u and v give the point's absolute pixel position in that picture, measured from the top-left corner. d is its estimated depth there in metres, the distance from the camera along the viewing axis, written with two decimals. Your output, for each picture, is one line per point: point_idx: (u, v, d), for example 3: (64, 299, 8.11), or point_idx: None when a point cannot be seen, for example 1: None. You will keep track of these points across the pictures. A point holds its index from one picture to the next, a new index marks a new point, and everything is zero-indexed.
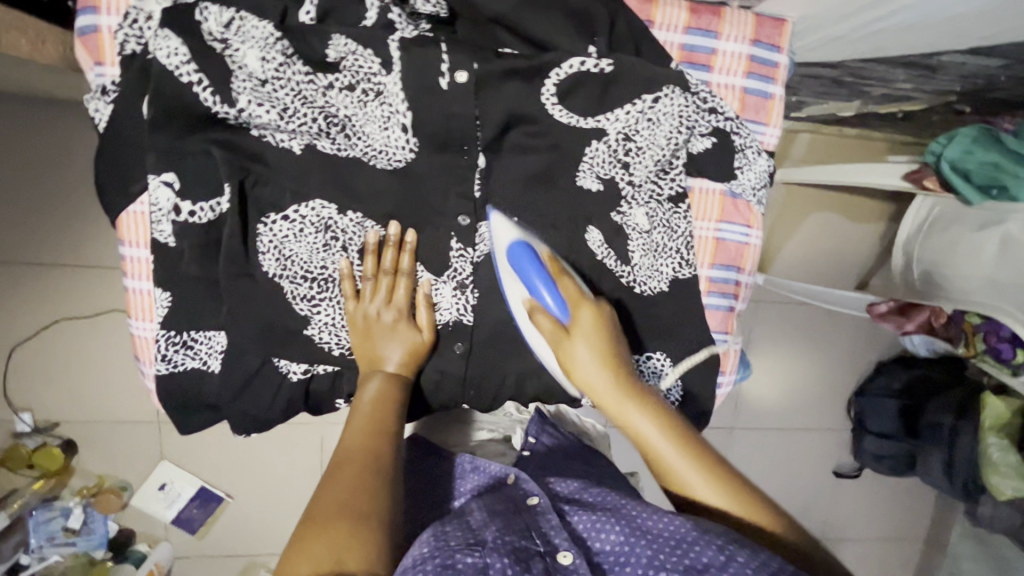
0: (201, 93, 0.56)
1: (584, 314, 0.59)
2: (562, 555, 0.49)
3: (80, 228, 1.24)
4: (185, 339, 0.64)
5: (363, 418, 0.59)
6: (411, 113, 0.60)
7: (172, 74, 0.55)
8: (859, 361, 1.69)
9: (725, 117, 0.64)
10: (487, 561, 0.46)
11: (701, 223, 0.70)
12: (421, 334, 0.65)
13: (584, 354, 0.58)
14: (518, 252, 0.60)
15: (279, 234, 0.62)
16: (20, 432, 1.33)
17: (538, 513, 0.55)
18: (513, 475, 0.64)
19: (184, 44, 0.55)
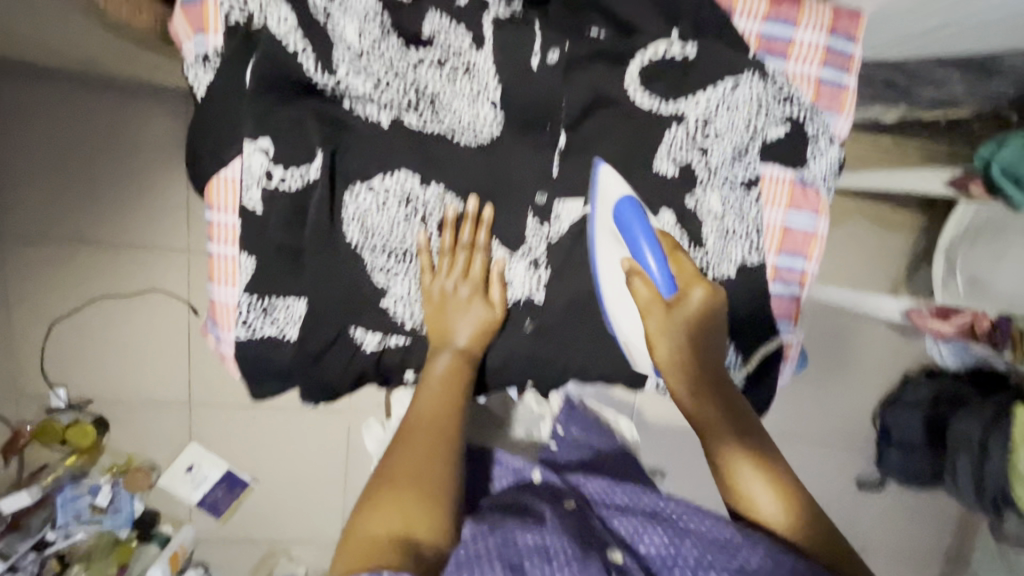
0: (303, 60, 0.57)
1: (694, 293, 0.59)
2: (613, 551, 0.49)
3: (135, 209, 1.35)
4: (265, 305, 0.65)
5: (435, 397, 0.59)
6: (501, 89, 0.61)
7: (279, 41, 0.57)
8: (885, 371, 1.69)
9: (800, 105, 0.66)
10: (548, 544, 0.47)
11: (770, 210, 0.70)
12: (491, 313, 0.66)
13: (681, 325, 0.59)
14: (628, 208, 0.60)
15: (362, 205, 0.62)
16: (55, 408, 1.41)
17: (579, 513, 0.55)
18: (542, 476, 0.65)
19: (294, 14, 0.57)
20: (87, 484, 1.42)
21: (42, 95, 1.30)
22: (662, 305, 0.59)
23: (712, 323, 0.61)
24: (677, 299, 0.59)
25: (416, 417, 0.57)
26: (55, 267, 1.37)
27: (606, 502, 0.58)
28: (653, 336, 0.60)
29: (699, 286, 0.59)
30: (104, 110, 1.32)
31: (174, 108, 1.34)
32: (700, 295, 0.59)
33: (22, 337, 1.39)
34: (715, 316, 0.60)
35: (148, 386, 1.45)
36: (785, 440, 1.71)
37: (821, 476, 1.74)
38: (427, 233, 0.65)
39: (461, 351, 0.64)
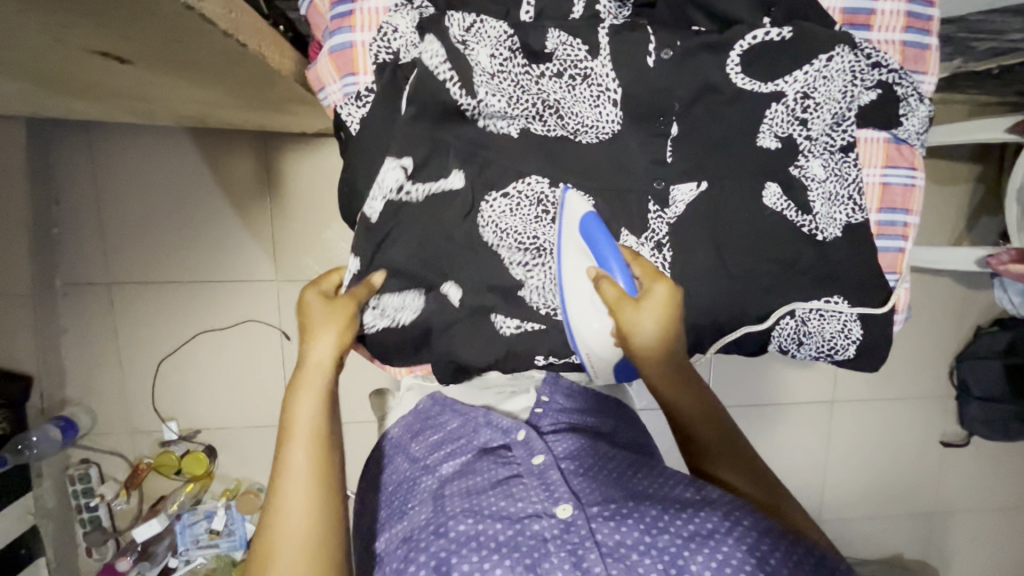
0: (451, 89, 0.66)
1: (658, 288, 0.66)
2: (563, 510, 0.67)
3: (225, 249, 1.46)
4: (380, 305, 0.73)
5: (307, 448, 0.60)
6: (621, 88, 0.68)
7: (433, 73, 0.65)
8: (957, 325, 1.69)
9: (889, 69, 0.70)
10: (484, 528, 0.66)
11: (867, 170, 0.76)
12: (339, 331, 0.66)
13: (649, 321, 0.65)
14: (593, 224, 0.67)
15: (498, 210, 0.71)
16: (168, 439, 1.52)
17: (544, 471, 0.73)
18: (523, 432, 0.78)
19: (441, 46, 0.65)
20: (202, 511, 1.49)
21: (133, 151, 1.41)
22: (631, 301, 0.64)
23: (676, 313, 0.66)
24: (642, 296, 0.65)
25: (297, 468, 0.59)
26: (157, 309, 1.48)
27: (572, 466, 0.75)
28: (627, 332, 0.66)
29: (661, 283, 0.66)
30: (188, 157, 1.42)
31: (250, 146, 1.42)
32: (663, 291, 0.65)
33: (133, 377, 1.50)
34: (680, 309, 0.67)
35: (248, 413, 1.54)
36: (859, 403, 1.73)
37: (899, 436, 1.76)
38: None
39: (317, 375, 0.63)
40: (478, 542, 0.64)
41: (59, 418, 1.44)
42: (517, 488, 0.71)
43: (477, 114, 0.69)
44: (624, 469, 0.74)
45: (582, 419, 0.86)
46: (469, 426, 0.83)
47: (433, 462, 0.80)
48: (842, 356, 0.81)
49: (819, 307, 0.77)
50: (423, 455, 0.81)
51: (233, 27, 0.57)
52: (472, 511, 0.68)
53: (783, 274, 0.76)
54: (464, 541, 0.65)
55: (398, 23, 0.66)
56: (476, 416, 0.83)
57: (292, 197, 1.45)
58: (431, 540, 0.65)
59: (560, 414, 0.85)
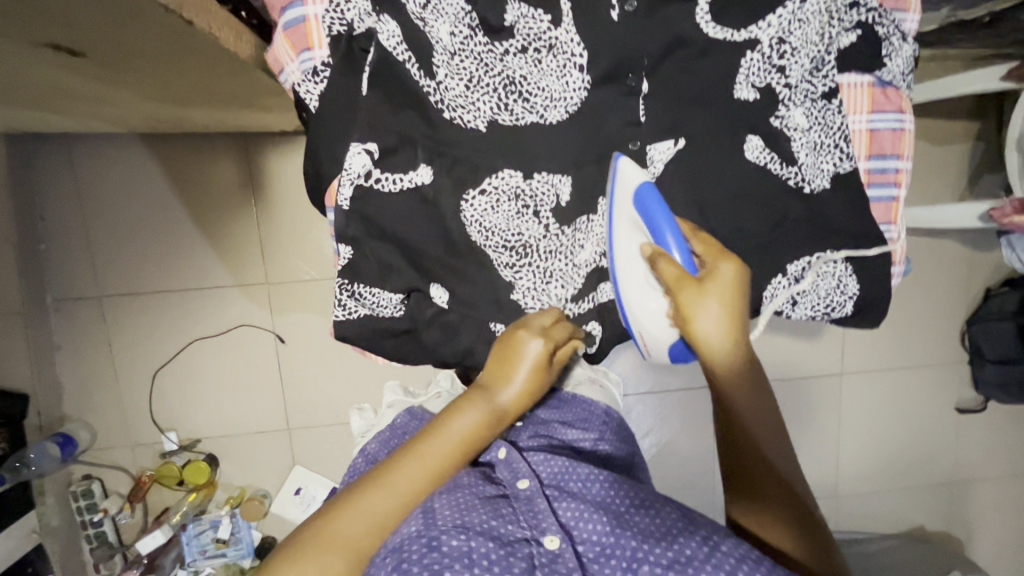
0: (409, 69, 0.64)
1: (725, 268, 0.62)
2: (550, 540, 0.59)
3: (213, 255, 1.45)
4: (355, 290, 0.72)
5: (449, 450, 0.64)
6: (586, 53, 0.65)
7: (392, 55, 0.64)
8: (966, 288, 1.64)
9: (868, 9, 0.67)
10: (471, 545, 0.56)
11: (854, 117, 0.73)
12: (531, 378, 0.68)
13: (710, 306, 0.61)
14: (649, 194, 0.63)
15: (479, 209, 0.70)
16: (169, 450, 1.51)
17: (527, 499, 0.63)
18: (504, 449, 0.70)
19: (398, 26, 0.63)
20: (207, 520, 1.48)
21: (114, 162, 1.40)
22: (694, 282, 0.61)
23: (744, 306, 0.62)
24: (706, 276, 0.61)
25: (426, 458, 0.63)
26: (149, 319, 1.47)
27: (561, 484, 0.66)
28: (689, 317, 0.61)
29: (728, 268, 0.61)
30: (170, 165, 1.41)
31: (230, 150, 1.41)
32: (729, 273, 0.61)
33: (130, 389, 1.49)
34: (744, 299, 0.63)
35: (248, 419, 1.53)
36: (869, 374, 1.69)
37: (912, 405, 1.71)
38: (540, 223, 0.71)
39: (498, 412, 0.67)
40: (469, 563, 0.54)
41: (57, 434, 1.43)
42: (504, 510, 0.62)
43: (441, 100, 0.66)
44: (610, 485, 0.66)
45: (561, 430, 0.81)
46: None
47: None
48: (840, 314, 0.78)
49: (812, 264, 0.74)
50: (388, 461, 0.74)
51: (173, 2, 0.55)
52: (463, 528, 0.57)
53: (769, 234, 0.73)
54: (457, 557, 0.55)
55: None
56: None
57: (276, 198, 1.43)
58: (422, 553, 0.55)
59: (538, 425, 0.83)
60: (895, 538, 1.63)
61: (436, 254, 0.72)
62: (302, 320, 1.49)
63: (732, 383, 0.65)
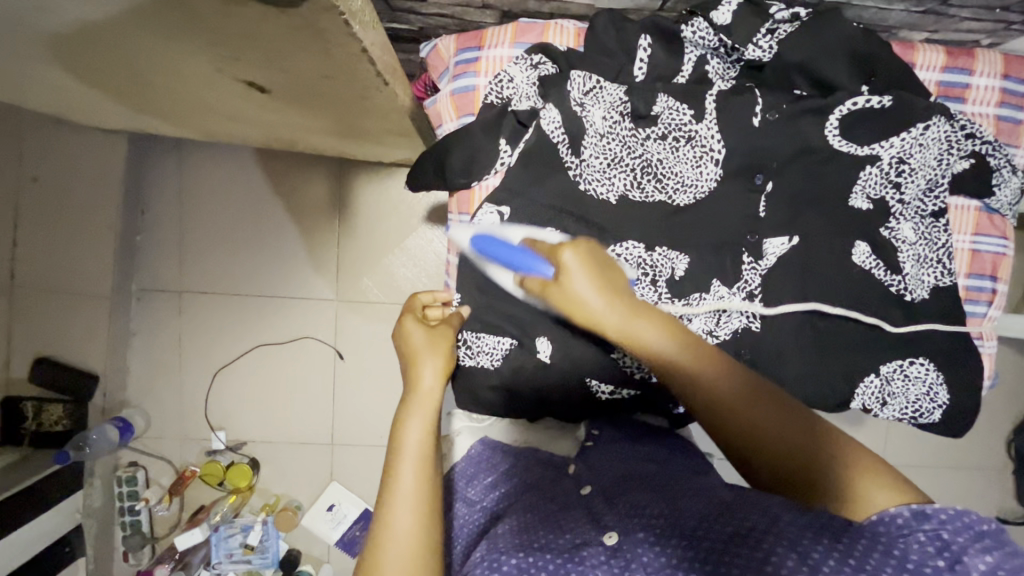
0: (560, 150, 0.71)
1: (566, 255, 0.60)
2: (608, 537, 0.60)
3: (288, 266, 1.52)
4: (465, 341, 0.79)
5: (418, 443, 0.63)
6: (724, 149, 0.71)
7: (547, 137, 0.70)
8: (1017, 395, 1.64)
9: (984, 141, 0.73)
10: (528, 561, 0.58)
11: (958, 237, 0.77)
12: (441, 351, 0.71)
13: (581, 288, 0.58)
14: (480, 240, 0.65)
15: None
16: (215, 449, 1.55)
17: (590, 508, 0.67)
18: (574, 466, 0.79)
19: (558, 113, 0.69)
20: (239, 524, 1.50)
21: (219, 170, 1.50)
22: (552, 282, 0.60)
23: (607, 269, 0.61)
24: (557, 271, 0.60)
25: (411, 440, 0.63)
26: (218, 319, 1.53)
27: (618, 495, 0.67)
28: (575, 306, 0.59)
29: (567, 249, 0.60)
30: (266, 179, 1.50)
31: (325, 172, 1.50)
32: (571, 255, 0.60)
33: (190, 384, 1.55)
34: (602, 258, 0.62)
35: (295, 429, 1.57)
36: (911, 470, 1.67)
37: (950, 507, 1.68)
38: (656, 291, 0.74)
39: (426, 395, 0.66)
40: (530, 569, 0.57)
41: (117, 418, 1.47)
42: (564, 519, 0.65)
43: (579, 173, 0.72)
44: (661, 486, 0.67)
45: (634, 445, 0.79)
46: (517, 467, 0.80)
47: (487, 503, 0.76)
48: (927, 421, 0.80)
49: (902, 367, 0.77)
50: (481, 497, 0.77)
51: (383, 67, 0.61)
52: (523, 546, 0.60)
53: (865, 334, 0.77)
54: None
55: (514, 73, 0.69)
56: (523, 454, 0.84)
57: (359, 223, 1.51)
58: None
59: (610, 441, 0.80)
60: None
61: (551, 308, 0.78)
62: (363, 339, 1.55)
63: (653, 331, 0.58)
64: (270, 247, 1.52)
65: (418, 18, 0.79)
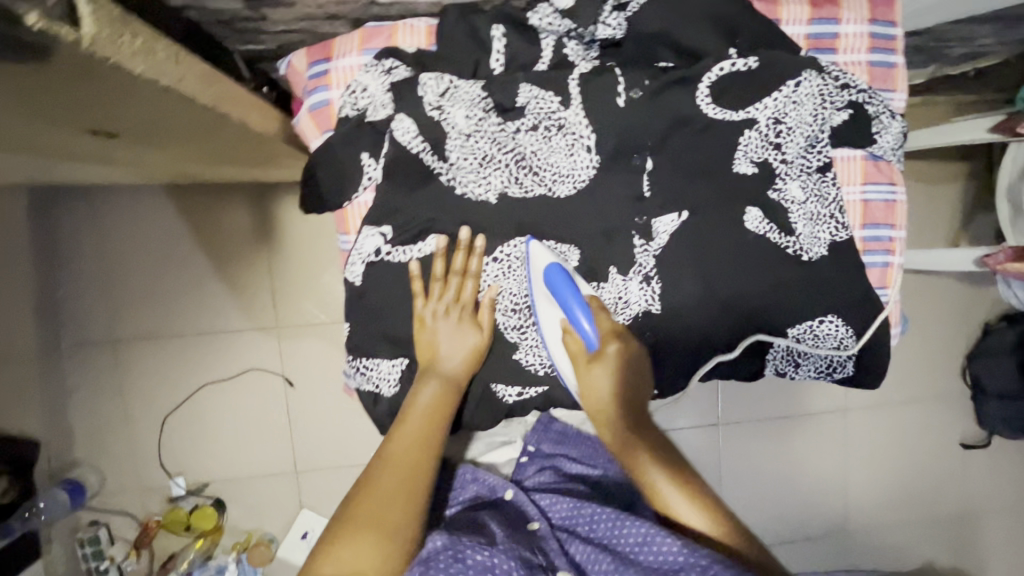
0: (424, 158, 0.68)
1: (611, 347, 0.68)
2: (561, 574, 0.66)
3: (222, 299, 1.48)
4: (360, 365, 0.73)
5: (419, 429, 0.68)
6: (594, 134, 0.69)
7: (406, 148, 0.67)
8: (964, 323, 1.68)
9: (860, 90, 0.71)
10: (494, 561, 0.62)
11: (848, 188, 0.76)
12: (472, 343, 0.72)
13: (603, 379, 0.69)
14: (557, 275, 0.67)
15: (491, 274, 0.73)
16: (176, 495, 1.51)
17: (540, 537, 0.71)
18: (508, 492, 0.83)
19: (413, 122, 0.66)
20: (214, 565, 1.49)
21: (132, 213, 1.44)
22: (585, 358, 0.69)
23: (635, 369, 0.70)
24: (597, 354, 0.68)
25: (414, 425, 0.68)
26: (157, 363, 1.49)
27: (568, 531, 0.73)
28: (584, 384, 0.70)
29: (615, 341, 0.69)
30: (182, 214, 1.45)
31: (243, 198, 1.45)
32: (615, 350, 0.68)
33: (139, 433, 1.50)
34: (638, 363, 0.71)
35: (256, 463, 1.54)
36: (874, 410, 1.70)
37: (916, 439, 1.72)
38: None
39: (447, 380, 0.71)
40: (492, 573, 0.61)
41: (67, 482, 1.43)
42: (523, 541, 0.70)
43: (452, 176, 0.70)
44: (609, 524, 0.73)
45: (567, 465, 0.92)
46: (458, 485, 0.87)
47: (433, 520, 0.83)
48: (843, 373, 0.81)
49: (813, 326, 0.77)
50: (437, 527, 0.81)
51: (212, 100, 0.57)
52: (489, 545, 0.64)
53: (771, 298, 0.76)
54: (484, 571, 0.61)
55: (367, 82, 0.66)
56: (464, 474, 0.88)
57: (288, 247, 1.47)
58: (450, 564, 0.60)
59: (544, 459, 0.94)
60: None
61: None
62: (311, 362, 1.52)
63: (607, 378, 0.69)
64: (199, 283, 1.47)
65: (266, 35, 0.75)
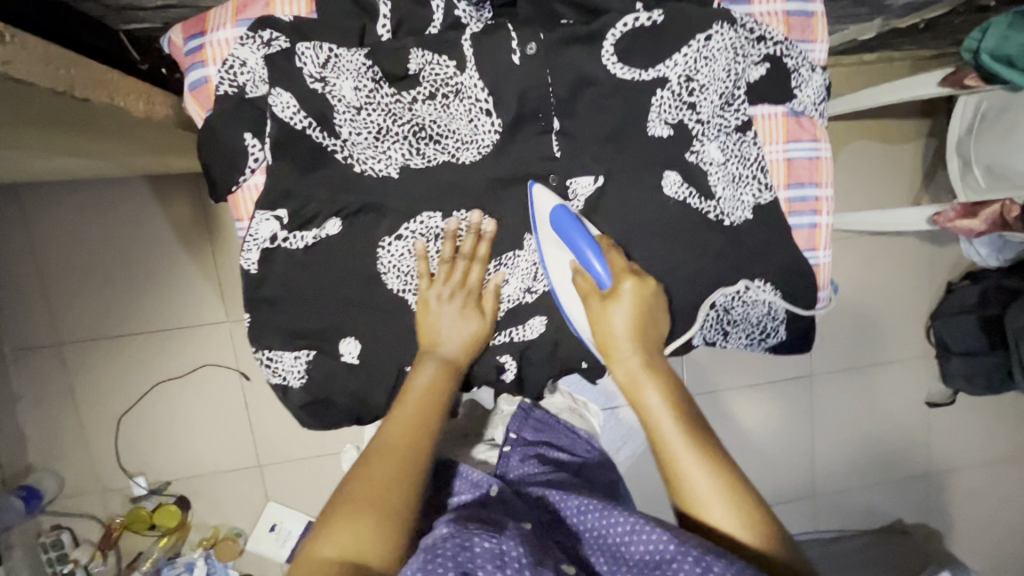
0: (313, 135, 0.64)
1: (625, 284, 0.65)
2: (567, 566, 0.56)
3: (169, 293, 1.44)
4: (266, 358, 0.71)
5: (413, 406, 0.61)
6: (492, 97, 0.65)
7: (291, 125, 0.64)
8: (928, 282, 1.67)
9: (775, 42, 0.68)
10: (503, 548, 0.52)
11: (769, 148, 0.73)
12: (476, 319, 0.69)
13: (617, 319, 0.65)
14: (563, 215, 0.66)
15: (396, 254, 0.69)
16: (137, 495, 1.49)
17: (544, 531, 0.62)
18: (496, 487, 0.72)
19: (294, 96, 0.62)
20: (182, 562, 1.48)
21: (65, 210, 1.39)
22: (598, 295, 0.66)
23: (651, 316, 0.66)
24: (609, 292, 0.65)
25: (408, 402, 0.62)
26: (107, 362, 1.45)
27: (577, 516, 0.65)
28: (598, 325, 0.66)
29: (630, 278, 0.65)
30: (121, 207, 1.40)
31: (183, 189, 1.41)
32: (630, 287, 0.65)
33: (95, 435, 1.48)
34: (656, 302, 0.67)
35: (218, 459, 1.52)
36: (840, 374, 1.70)
37: (881, 403, 1.72)
38: (462, 260, 0.71)
39: (446, 357, 0.67)
40: (502, 564, 0.50)
41: (22, 487, 1.41)
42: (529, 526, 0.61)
43: (348, 153, 0.66)
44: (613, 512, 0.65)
45: (552, 451, 0.88)
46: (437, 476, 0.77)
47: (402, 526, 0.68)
48: (777, 338, 0.79)
49: (740, 293, 0.74)
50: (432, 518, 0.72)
51: (60, 81, 0.54)
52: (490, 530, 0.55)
53: (695, 265, 0.73)
54: (488, 559, 0.51)
55: (246, 56, 0.62)
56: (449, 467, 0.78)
57: (232, 238, 1.42)
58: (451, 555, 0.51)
59: (526, 447, 0.88)
60: (866, 537, 1.65)
61: (355, 310, 0.70)
62: None
63: (618, 315, 0.65)
64: (144, 278, 1.43)
65: (147, 13, 0.72)
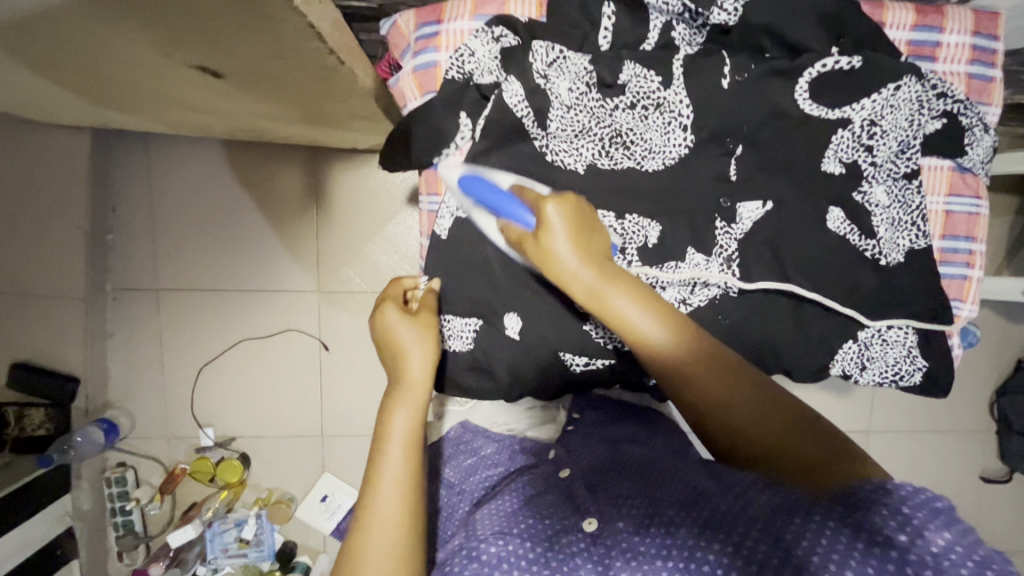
0: (525, 122, 0.70)
1: (549, 209, 0.59)
2: (589, 523, 0.60)
3: (267, 258, 1.50)
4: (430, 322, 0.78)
5: (397, 454, 0.57)
6: (693, 114, 0.70)
7: (512, 110, 0.69)
8: (999, 357, 1.66)
9: (954, 99, 0.72)
10: (506, 549, 0.57)
11: (931, 199, 0.78)
12: (431, 343, 0.64)
13: (560, 246, 0.58)
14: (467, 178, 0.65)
15: None
16: (204, 445, 1.53)
17: (576, 505, 0.64)
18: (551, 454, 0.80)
19: (521, 87, 0.69)
20: (233, 519, 1.50)
21: (190, 163, 1.46)
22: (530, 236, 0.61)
23: (588, 228, 0.61)
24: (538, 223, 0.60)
25: (390, 454, 0.57)
26: (197, 312, 1.51)
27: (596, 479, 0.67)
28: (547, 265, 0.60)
29: (550, 200, 0.60)
30: (239, 170, 1.47)
31: (299, 161, 1.47)
32: (554, 208, 0.59)
33: (174, 381, 1.53)
34: (586, 215, 0.62)
35: (283, 423, 1.56)
36: (898, 433, 1.69)
37: (935, 469, 1.71)
38: (625, 259, 0.73)
39: (412, 385, 0.61)
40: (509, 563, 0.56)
41: (101, 420, 1.46)
42: (543, 506, 0.64)
43: (546, 146, 0.71)
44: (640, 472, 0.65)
45: (616, 427, 0.81)
46: (504, 453, 0.85)
47: (468, 488, 0.80)
48: (908, 382, 0.80)
49: (881, 331, 0.77)
50: (462, 481, 0.81)
51: (334, 45, 0.60)
52: (502, 531, 0.59)
53: (846, 299, 0.75)
54: (495, 564, 0.56)
55: (476, 47, 0.69)
56: (510, 443, 0.87)
57: (335, 213, 1.48)
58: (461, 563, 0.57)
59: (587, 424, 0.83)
60: None
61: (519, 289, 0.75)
62: (346, 330, 1.53)
63: (564, 247, 0.58)
64: (247, 239, 1.49)
65: None
